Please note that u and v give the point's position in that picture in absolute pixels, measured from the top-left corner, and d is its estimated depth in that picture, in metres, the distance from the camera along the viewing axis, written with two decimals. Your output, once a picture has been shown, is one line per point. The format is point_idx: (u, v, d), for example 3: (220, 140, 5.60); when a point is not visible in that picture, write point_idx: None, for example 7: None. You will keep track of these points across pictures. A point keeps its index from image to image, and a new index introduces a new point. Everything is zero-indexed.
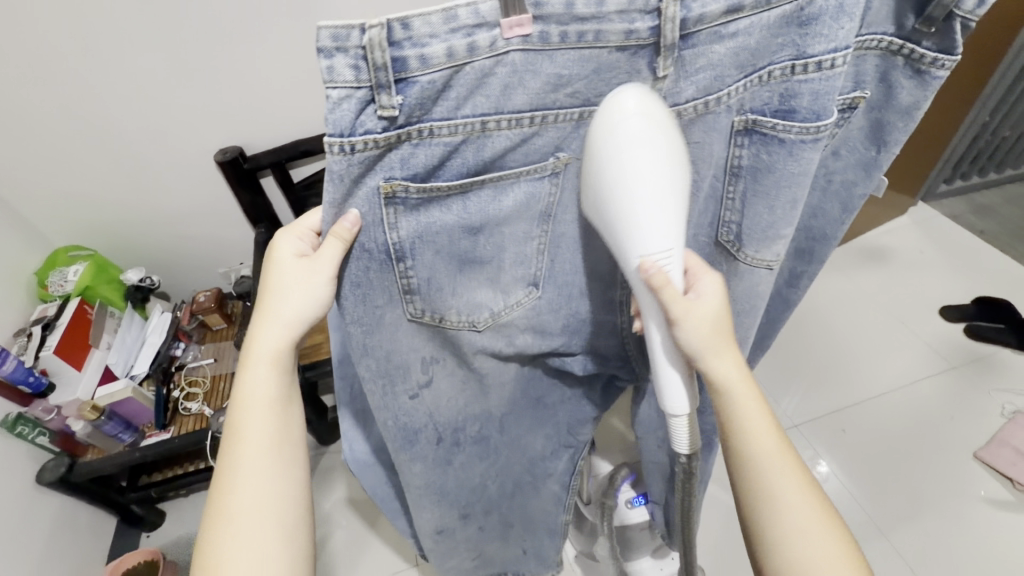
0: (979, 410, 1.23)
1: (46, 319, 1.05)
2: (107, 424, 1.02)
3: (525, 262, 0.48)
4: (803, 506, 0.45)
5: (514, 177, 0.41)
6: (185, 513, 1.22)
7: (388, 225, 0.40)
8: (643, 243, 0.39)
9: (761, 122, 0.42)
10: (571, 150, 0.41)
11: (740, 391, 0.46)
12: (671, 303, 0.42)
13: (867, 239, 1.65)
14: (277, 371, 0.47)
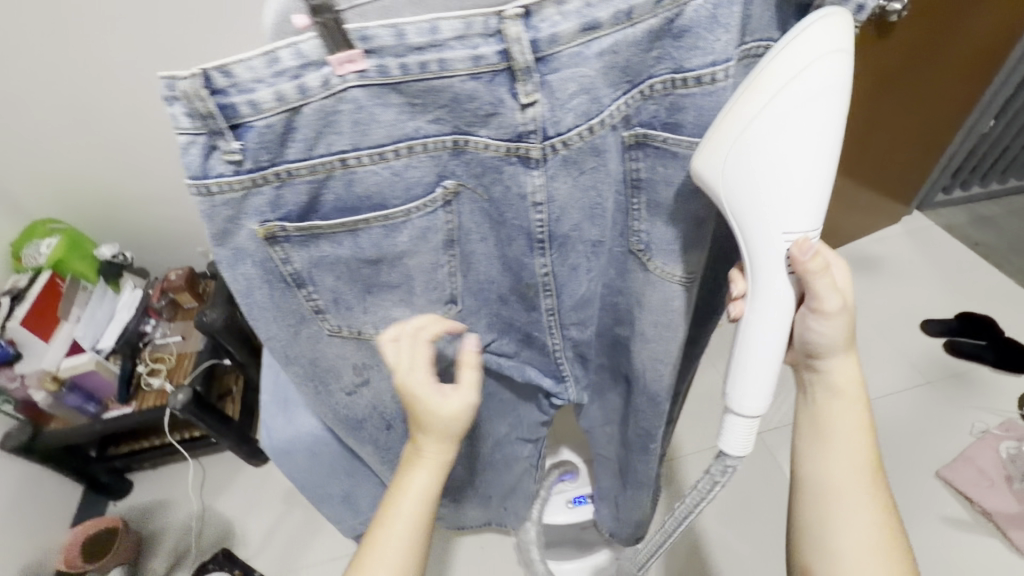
0: (950, 428, 1.21)
1: (17, 291, 1.07)
2: (69, 396, 1.05)
3: (437, 285, 0.46)
4: (878, 518, 0.48)
5: (401, 216, 0.39)
6: (151, 484, 1.25)
7: (278, 260, 0.40)
8: (801, 217, 0.39)
9: (651, 137, 0.40)
10: (455, 177, 0.40)
11: (847, 393, 0.49)
12: (826, 288, 0.44)
13: (857, 245, 1.60)
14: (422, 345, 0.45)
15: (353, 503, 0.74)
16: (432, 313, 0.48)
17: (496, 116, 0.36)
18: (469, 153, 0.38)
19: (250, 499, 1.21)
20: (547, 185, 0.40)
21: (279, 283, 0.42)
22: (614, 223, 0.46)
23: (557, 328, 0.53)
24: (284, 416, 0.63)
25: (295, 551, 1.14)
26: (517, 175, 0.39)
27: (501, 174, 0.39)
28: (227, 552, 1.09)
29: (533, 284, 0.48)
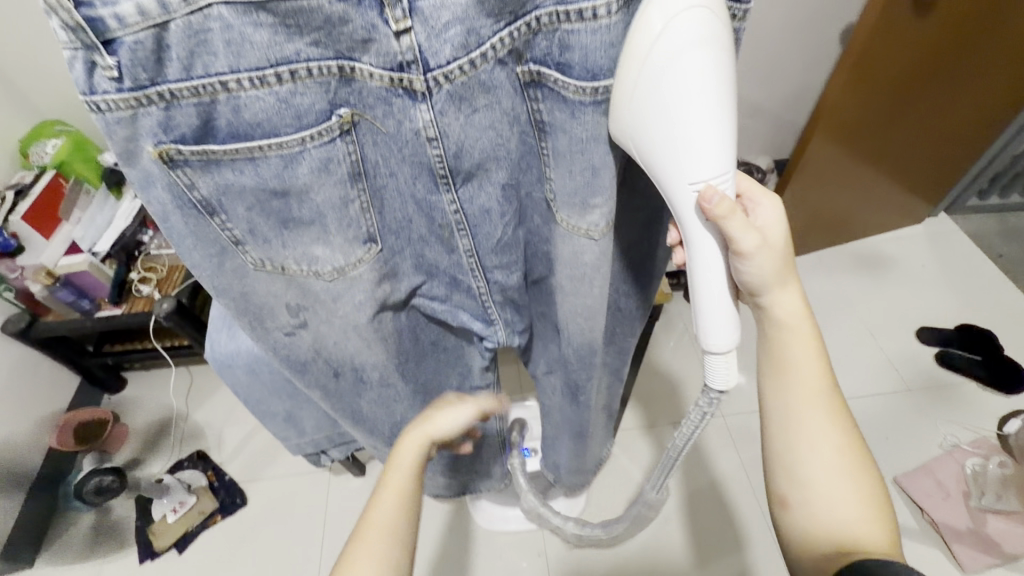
0: (919, 437, 1.18)
1: (21, 187, 1.12)
2: (61, 291, 1.11)
3: (354, 223, 0.43)
4: (836, 448, 0.49)
5: (298, 142, 0.37)
6: (142, 384, 1.34)
7: (181, 186, 0.37)
8: (699, 168, 0.39)
9: (544, 75, 0.40)
10: (350, 104, 0.38)
11: (800, 322, 0.50)
12: (739, 231, 0.43)
13: (867, 243, 1.54)
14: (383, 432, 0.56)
15: (297, 424, 0.79)
16: (352, 254, 0.45)
17: (374, 41, 0.35)
18: (355, 80, 0.37)
19: (230, 410, 1.29)
20: (437, 120, 0.39)
21: (187, 212, 0.39)
22: (527, 180, 0.48)
23: (478, 270, 0.53)
24: (228, 333, 0.67)
25: (264, 460, 1.21)
26: (406, 108, 0.39)
27: (390, 107, 0.39)
28: (201, 454, 1.22)
29: (444, 223, 0.48)
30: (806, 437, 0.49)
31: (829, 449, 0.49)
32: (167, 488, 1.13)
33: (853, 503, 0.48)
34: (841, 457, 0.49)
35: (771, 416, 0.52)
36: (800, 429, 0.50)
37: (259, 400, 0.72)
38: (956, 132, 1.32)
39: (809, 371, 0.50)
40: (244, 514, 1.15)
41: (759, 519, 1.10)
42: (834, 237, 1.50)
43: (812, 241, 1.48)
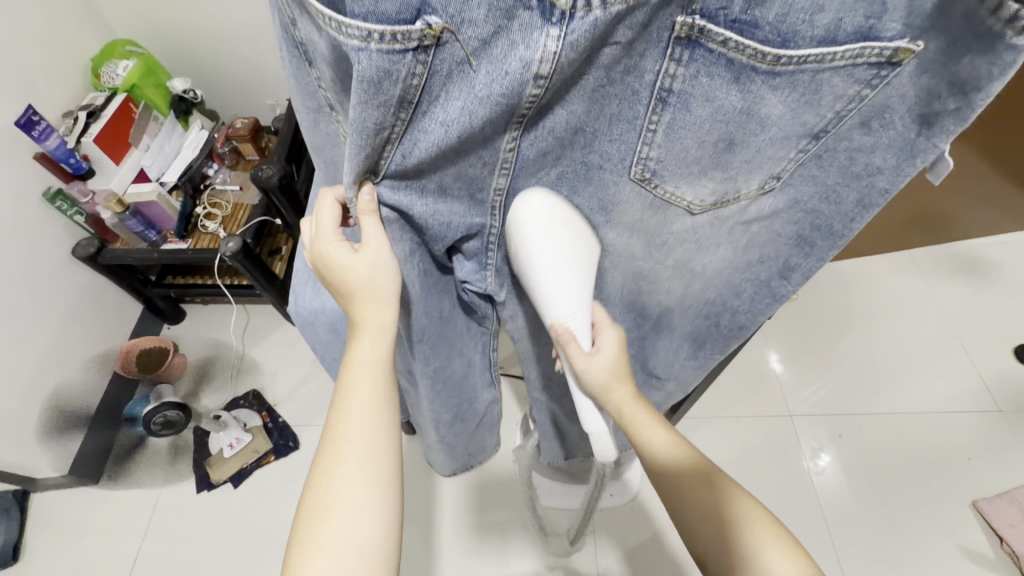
0: (1005, 462, 1.10)
1: (93, 108, 1.07)
2: (130, 221, 1.09)
3: (399, 151, 0.37)
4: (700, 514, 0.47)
5: (360, 40, 0.29)
6: (201, 318, 1.35)
7: (289, 19, 0.35)
8: (556, 308, 0.48)
9: (709, 32, 0.34)
10: (441, 14, 0.30)
11: (620, 394, 0.52)
12: (575, 355, 0.50)
13: (968, 246, 1.41)
14: (387, 341, 0.48)
15: None
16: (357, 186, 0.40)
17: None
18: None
19: (285, 353, 1.29)
20: (561, 51, 0.32)
21: (292, 51, 0.39)
22: (614, 142, 0.41)
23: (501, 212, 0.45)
24: (314, 288, 0.63)
25: (317, 407, 1.22)
26: (530, 28, 0.31)
27: (510, 22, 0.31)
28: (257, 394, 1.23)
29: (490, 159, 0.40)
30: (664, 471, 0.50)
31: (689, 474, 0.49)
32: (224, 424, 1.13)
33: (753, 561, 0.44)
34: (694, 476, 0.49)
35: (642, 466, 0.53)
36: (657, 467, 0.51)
37: (335, 358, 0.69)
38: None
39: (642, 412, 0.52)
40: (296, 457, 1.17)
41: (820, 527, 1.05)
42: (933, 235, 1.36)
43: (908, 238, 1.35)
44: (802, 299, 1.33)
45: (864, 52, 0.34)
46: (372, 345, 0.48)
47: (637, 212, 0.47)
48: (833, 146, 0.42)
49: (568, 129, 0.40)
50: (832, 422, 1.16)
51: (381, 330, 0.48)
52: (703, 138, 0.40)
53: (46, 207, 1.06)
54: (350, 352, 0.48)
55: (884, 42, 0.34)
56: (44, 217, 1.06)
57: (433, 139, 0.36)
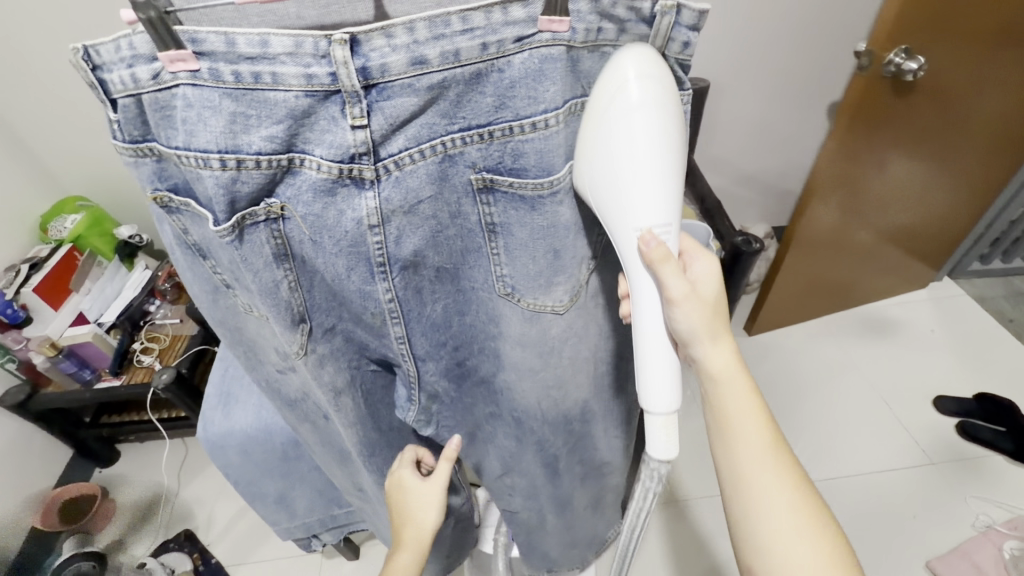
0: (948, 515, 1.12)
1: (36, 260, 1.13)
2: (63, 362, 1.11)
3: (281, 308, 0.44)
4: (791, 504, 0.47)
5: (228, 234, 0.38)
6: (135, 458, 1.31)
7: (178, 229, 0.43)
8: (639, 214, 0.40)
9: (497, 181, 0.43)
10: (283, 196, 0.40)
11: (730, 375, 0.48)
12: (671, 280, 0.41)
13: (871, 308, 1.54)
14: None
15: (288, 506, 0.76)
16: (292, 337, 0.46)
17: (331, 133, 0.38)
18: (303, 173, 0.39)
19: (222, 485, 1.24)
20: (380, 209, 0.41)
21: (185, 252, 0.46)
22: (475, 267, 0.50)
23: (408, 353, 0.53)
24: (223, 411, 0.66)
25: (255, 541, 1.16)
26: (352, 196, 0.41)
27: (334, 197, 0.40)
28: (188, 534, 1.13)
29: (378, 309, 0.48)
30: (758, 496, 0.47)
31: (783, 495, 0.47)
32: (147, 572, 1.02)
33: (813, 559, 0.45)
34: (803, 514, 0.46)
35: (724, 484, 0.50)
36: (752, 492, 0.47)
37: (248, 480, 0.70)
38: (958, 197, 1.35)
39: (757, 423, 0.48)
40: None
41: None
42: (839, 302, 1.50)
43: (816, 306, 1.48)
44: None
45: None
46: None
47: (517, 325, 0.53)
48: None
49: (423, 267, 0.48)
50: None
51: None
52: (535, 252, 0.47)
53: None
54: None
55: None
56: None
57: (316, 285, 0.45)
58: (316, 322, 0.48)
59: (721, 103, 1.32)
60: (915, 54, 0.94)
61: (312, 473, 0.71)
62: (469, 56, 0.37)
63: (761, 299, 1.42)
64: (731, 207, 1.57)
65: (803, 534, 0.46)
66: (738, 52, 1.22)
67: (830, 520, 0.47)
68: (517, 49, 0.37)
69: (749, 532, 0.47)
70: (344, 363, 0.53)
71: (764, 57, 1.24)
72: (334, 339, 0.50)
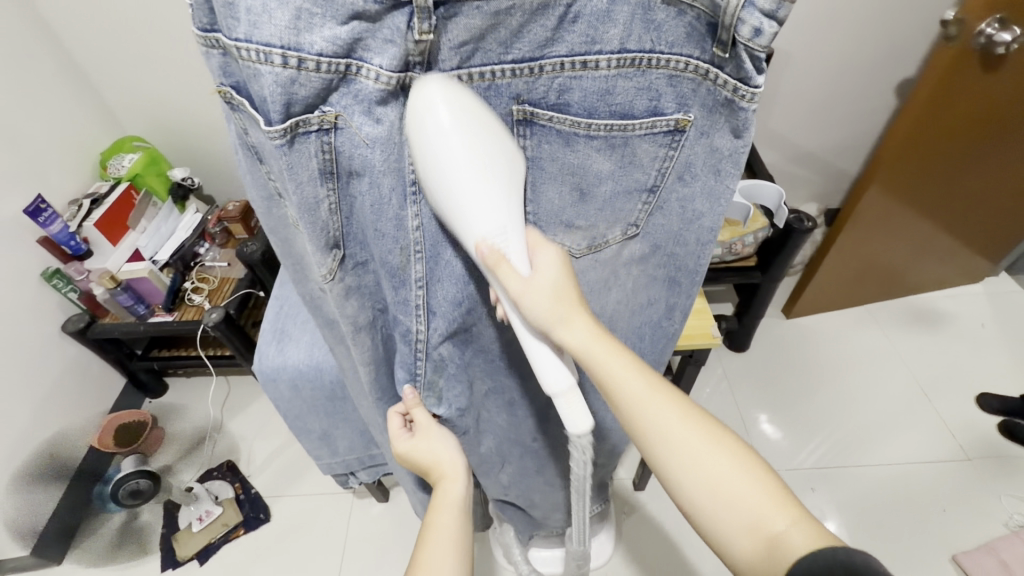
0: (980, 512, 1.10)
1: (97, 196, 1.18)
2: (121, 295, 1.16)
3: (318, 225, 0.42)
4: (694, 446, 0.45)
5: (280, 136, 0.36)
6: (182, 391, 1.38)
7: (241, 129, 0.40)
8: (474, 223, 0.41)
9: (536, 114, 0.43)
10: (338, 105, 0.38)
11: (597, 346, 0.46)
12: (509, 280, 0.43)
13: (919, 299, 1.48)
14: (458, 455, 0.63)
15: (330, 441, 0.79)
16: (323, 261, 0.45)
17: (394, 45, 0.36)
18: (358, 82, 0.37)
19: (262, 422, 1.31)
20: None
21: (246, 155, 0.43)
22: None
23: (424, 307, 0.50)
24: (278, 346, 0.69)
25: (292, 476, 1.22)
26: (401, 109, 0.39)
27: (389, 110, 0.39)
28: (231, 465, 1.22)
29: (403, 245, 0.45)
30: (665, 445, 0.46)
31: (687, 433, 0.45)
32: (194, 496, 1.14)
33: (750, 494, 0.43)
34: (706, 447, 0.45)
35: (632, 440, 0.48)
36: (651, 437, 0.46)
37: (297, 414, 0.73)
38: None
39: (629, 374, 0.47)
40: (266, 529, 1.15)
41: None
42: (887, 287, 1.44)
43: (861, 292, 1.43)
44: (767, 355, 1.37)
45: (656, 124, 0.44)
46: (447, 458, 0.61)
47: None
48: (662, 198, 0.50)
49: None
50: (809, 479, 1.16)
51: (452, 449, 0.62)
52: (563, 184, 0.48)
53: (43, 286, 1.13)
54: (441, 461, 0.61)
55: (668, 116, 0.44)
56: (39, 295, 1.12)
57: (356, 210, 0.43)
58: (350, 250, 0.46)
59: (784, 74, 1.25)
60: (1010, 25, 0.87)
61: (356, 413, 0.74)
62: None
63: (805, 280, 1.37)
64: (781, 185, 1.51)
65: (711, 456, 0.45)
66: (810, 18, 1.15)
67: (722, 430, 0.46)
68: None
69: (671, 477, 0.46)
70: (368, 302, 0.51)
71: (838, 25, 1.17)
72: (364, 272, 0.49)
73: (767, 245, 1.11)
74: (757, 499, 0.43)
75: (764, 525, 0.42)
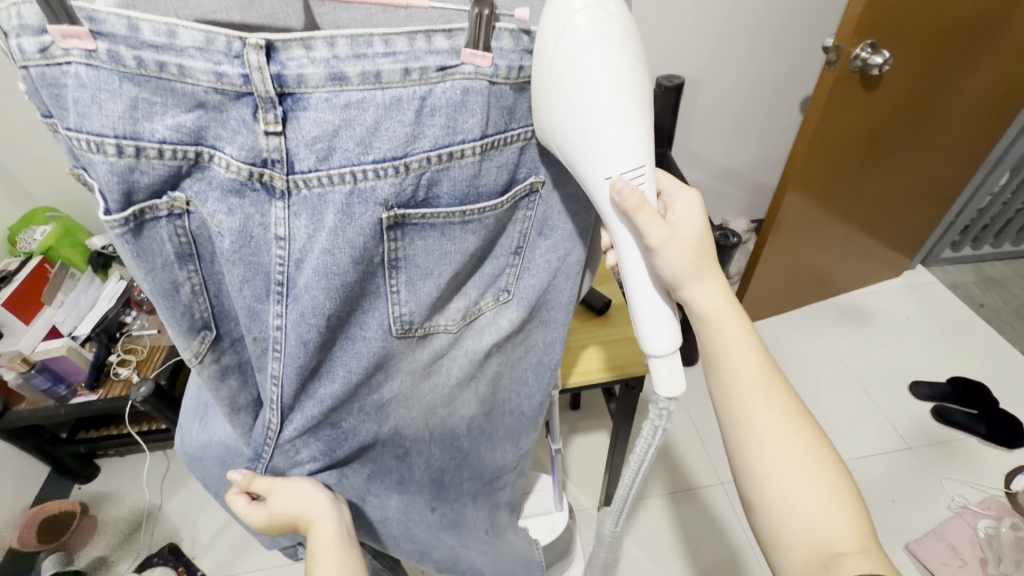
0: (926, 497, 1.15)
1: (5, 273, 1.12)
2: (36, 377, 1.09)
3: (173, 307, 0.40)
4: (784, 438, 0.48)
5: (120, 225, 0.34)
6: (115, 472, 1.29)
7: None
8: (609, 160, 0.37)
9: (409, 216, 0.40)
10: (190, 191, 0.36)
11: (722, 317, 0.50)
12: (648, 226, 0.41)
13: (848, 298, 1.57)
14: (322, 492, 0.51)
15: None
16: (185, 343, 0.42)
17: (241, 135, 0.34)
18: (210, 169, 0.36)
19: (206, 496, 1.22)
20: (291, 222, 0.37)
21: None
22: (369, 313, 0.44)
23: (279, 403, 0.44)
24: (200, 423, 0.65)
25: (241, 551, 1.15)
26: (261, 204, 0.37)
27: (243, 200, 0.36)
28: (173, 547, 1.13)
29: (261, 339, 0.42)
30: (754, 422, 0.49)
31: (783, 427, 0.48)
32: None
33: (820, 499, 0.46)
34: (798, 449, 0.47)
35: (719, 411, 0.52)
36: (744, 419, 0.49)
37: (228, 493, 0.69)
38: (924, 187, 1.38)
39: (745, 356, 0.50)
40: None
41: None
42: (817, 290, 1.52)
43: (793, 297, 1.50)
44: None
45: (514, 192, 0.45)
46: (307, 503, 0.49)
47: (411, 360, 0.50)
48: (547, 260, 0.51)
49: (321, 317, 0.41)
50: None
51: (313, 489, 0.51)
52: (439, 279, 0.45)
53: None
54: (302, 512, 0.49)
55: (521, 181, 0.45)
56: None
57: (224, 290, 0.41)
58: (225, 330, 0.44)
59: (698, 99, 1.33)
60: (880, 49, 0.96)
61: None
62: (392, 78, 0.35)
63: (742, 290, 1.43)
64: (710, 201, 1.58)
65: (797, 459, 0.47)
66: (715, 48, 1.23)
67: (819, 439, 0.49)
68: (439, 79, 0.36)
69: (746, 458, 0.49)
70: (251, 380, 0.48)
71: (739, 53, 1.26)
72: (242, 350, 0.46)
73: None
74: (831, 515, 0.45)
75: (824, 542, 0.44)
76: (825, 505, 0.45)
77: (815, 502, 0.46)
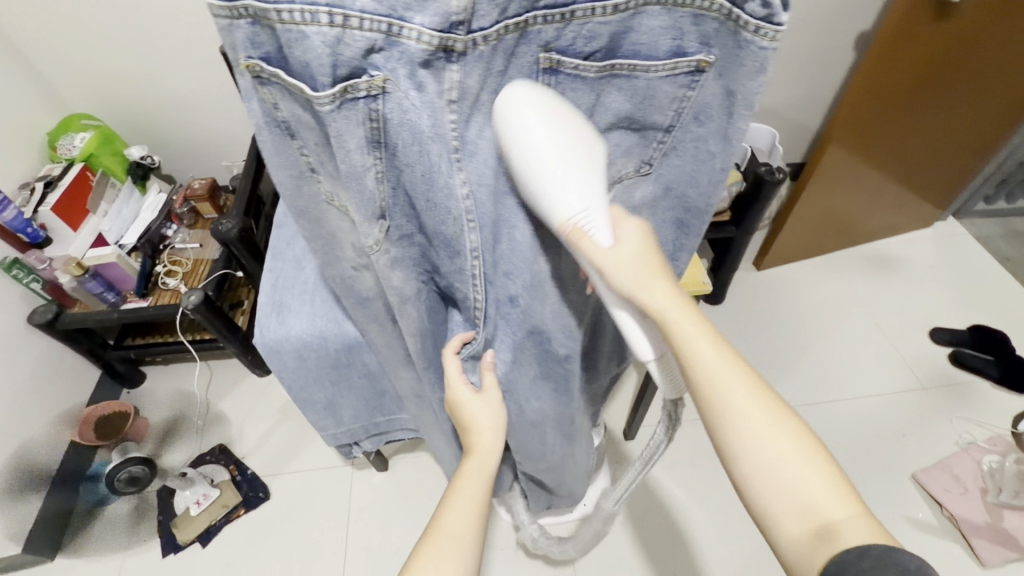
0: (936, 434, 1.21)
1: (50, 178, 1.10)
2: (91, 282, 1.11)
3: (367, 196, 0.42)
4: (765, 423, 0.43)
5: (329, 102, 0.36)
6: (161, 378, 1.34)
7: (268, 105, 0.39)
8: (560, 207, 0.41)
9: (565, 63, 0.41)
10: (383, 67, 0.36)
11: (676, 311, 0.45)
12: (592, 253, 0.43)
13: (876, 245, 1.58)
14: (496, 417, 0.61)
15: (334, 410, 0.79)
16: (370, 230, 0.45)
17: None
18: (400, 43, 0.35)
19: (252, 404, 1.29)
20: (463, 82, 0.38)
21: (274, 131, 0.41)
22: None
23: (478, 274, 0.50)
24: (278, 318, 0.68)
25: (287, 453, 1.22)
26: (441, 69, 0.37)
27: (430, 71, 0.37)
28: (223, 448, 1.21)
29: (456, 214, 0.44)
30: (729, 412, 0.44)
31: (759, 413, 0.44)
32: (190, 481, 1.13)
33: (814, 481, 0.41)
34: (782, 431, 0.43)
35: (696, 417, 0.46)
36: (721, 413, 0.44)
37: (303, 385, 0.73)
38: (972, 133, 1.35)
39: (710, 345, 0.45)
40: (266, 507, 1.15)
41: None
42: (848, 236, 1.52)
43: (824, 240, 1.50)
44: (741, 307, 1.44)
45: (677, 65, 0.42)
46: (482, 419, 0.60)
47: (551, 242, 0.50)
48: (679, 143, 0.48)
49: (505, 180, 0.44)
50: None
51: (491, 407, 0.61)
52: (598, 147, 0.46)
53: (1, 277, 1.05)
54: (475, 422, 0.60)
55: (690, 57, 0.42)
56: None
57: (406, 176, 0.42)
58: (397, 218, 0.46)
59: None
60: None
61: (362, 379, 0.74)
62: None
63: (774, 232, 1.43)
64: None
65: (793, 447, 0.43)
66: None
67: (795, 417, 0.44)
68: None
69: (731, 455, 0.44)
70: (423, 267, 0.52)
71: None
72: (410, 241, 0.48)
73: (742, 197, 1.14)
74: (823, 492, 0.41)
75: (821, 514, 0.40)
76: (828, 491, 0.41)
77: (814, 485, 0.41)
